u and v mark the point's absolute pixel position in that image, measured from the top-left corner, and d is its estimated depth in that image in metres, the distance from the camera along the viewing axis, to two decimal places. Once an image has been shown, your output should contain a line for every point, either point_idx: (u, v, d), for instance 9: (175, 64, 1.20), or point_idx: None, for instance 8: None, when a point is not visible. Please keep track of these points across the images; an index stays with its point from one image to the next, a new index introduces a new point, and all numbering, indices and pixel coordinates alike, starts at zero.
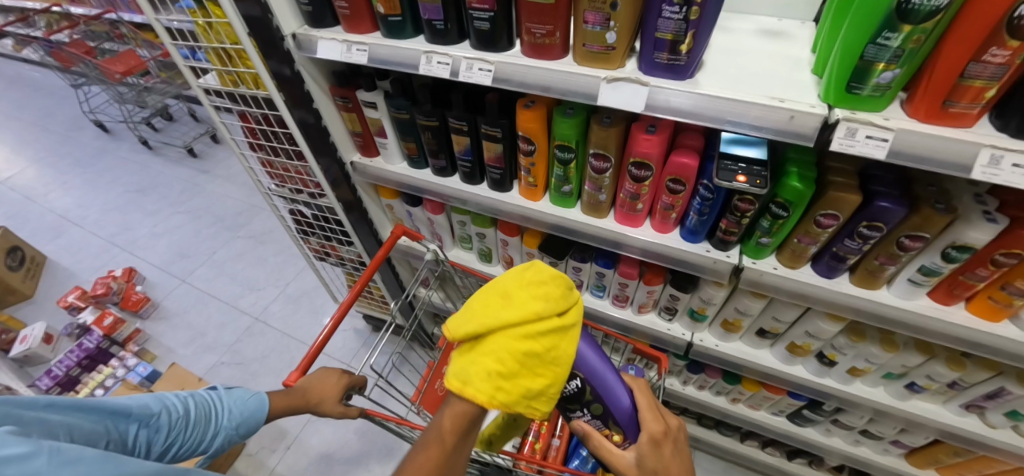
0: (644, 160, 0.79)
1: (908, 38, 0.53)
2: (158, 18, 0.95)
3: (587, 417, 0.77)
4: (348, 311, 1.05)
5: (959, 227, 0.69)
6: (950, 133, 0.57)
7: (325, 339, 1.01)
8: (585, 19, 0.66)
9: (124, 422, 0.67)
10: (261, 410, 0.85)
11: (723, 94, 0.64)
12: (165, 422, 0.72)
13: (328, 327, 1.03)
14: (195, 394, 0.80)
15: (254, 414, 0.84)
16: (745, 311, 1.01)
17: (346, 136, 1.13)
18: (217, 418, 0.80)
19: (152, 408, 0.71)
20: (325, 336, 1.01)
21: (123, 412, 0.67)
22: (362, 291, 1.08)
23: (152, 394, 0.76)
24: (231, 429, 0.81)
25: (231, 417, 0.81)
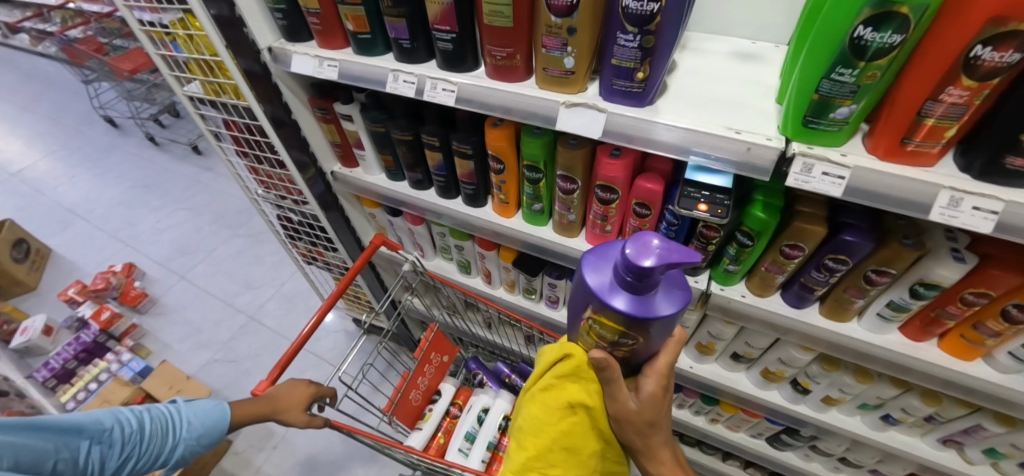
0: (609, 184, 0.78)
1: (862, 74, 0.51)
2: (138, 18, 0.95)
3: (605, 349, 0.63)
4: (330, 310, 1.07)
5: (928, 263, 0.67)
6: (908, 172, 0.55)
7: (307, 335, 1.03)
8: (544, 43, 0.65)
9: (74, 439, 0.70)
10: (224, 419, 0.86)
11: (681, 124, 0.63)
12: (120, 436, 0.75)
13: (311, 323, 1.05)
14: (154, 408, 0.82)
15: (216, 425, 0.85)
16: (717, 336, 1.00)
17: (326, 147, 1.14)
18: (176, 431, 0.81)
19: (105, 423, 0.74)
20: (308, 331, 1.04)
21: (74, 429, 0.71)
22: (343, 292, 1.09)
23: (108, 408, 0.78)
24: (192, 439, 0.82)
25: (191, 427, 0.82)
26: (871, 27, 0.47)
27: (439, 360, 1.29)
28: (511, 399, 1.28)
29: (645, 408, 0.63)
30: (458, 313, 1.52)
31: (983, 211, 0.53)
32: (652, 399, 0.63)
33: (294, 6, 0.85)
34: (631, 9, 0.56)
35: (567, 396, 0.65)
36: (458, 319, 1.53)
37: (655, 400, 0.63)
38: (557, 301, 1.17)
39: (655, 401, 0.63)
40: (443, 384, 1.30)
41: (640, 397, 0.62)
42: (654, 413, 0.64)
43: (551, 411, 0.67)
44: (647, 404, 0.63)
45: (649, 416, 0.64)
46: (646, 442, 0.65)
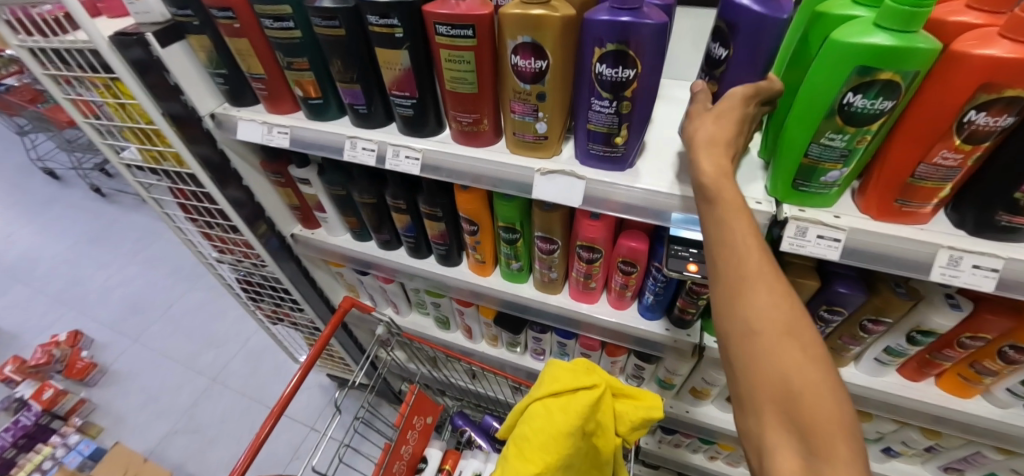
0: (591, 244, 0.73)
1: (853, 138, 0.48)
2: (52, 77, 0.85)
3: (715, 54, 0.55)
4: (310, 372, 1.04)
5: (924, 311, 0.65)
6: (903, 232, 0.53)
7: (289, 396, 1.03)
8: (513, 109, 0.60)
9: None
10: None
11: (664, 189, 0.59)
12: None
13: (295, 379, 1.03)
14: None
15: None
16: (711, 382, 0.96)
17: (284, 209, 1.06)
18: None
19: None
20: (291, 391, 1.03)
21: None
22: (321, 352, 1.05)
23: None
24: None
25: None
26: (860, 93, 0.45)
27: (423, 423, 1.20)
28: None
29: (744, 286, 0.42)
30: (439, 367, 1.41)
31: (984, 270, 0.51)
32: (777, 321, 0.40)
33: (236, 70, 0.78)
34: (605, 75, 0.52)
35: (594, 390, 0.78)
36: (440, 372, 1.43)
37: (762, 285, 0.41)
38: (543, 353, 1.11)
39: (759, 271, 0.41)
40: (428, 448, 1.22)
41: (734, 265, 0.43)
42: (767, 318, 0.40)
43: (580, 404, 0.77)
44: (749, 279, 0.42)
45: (750, 304, 0.41)
46: (759, 365, 0.39)
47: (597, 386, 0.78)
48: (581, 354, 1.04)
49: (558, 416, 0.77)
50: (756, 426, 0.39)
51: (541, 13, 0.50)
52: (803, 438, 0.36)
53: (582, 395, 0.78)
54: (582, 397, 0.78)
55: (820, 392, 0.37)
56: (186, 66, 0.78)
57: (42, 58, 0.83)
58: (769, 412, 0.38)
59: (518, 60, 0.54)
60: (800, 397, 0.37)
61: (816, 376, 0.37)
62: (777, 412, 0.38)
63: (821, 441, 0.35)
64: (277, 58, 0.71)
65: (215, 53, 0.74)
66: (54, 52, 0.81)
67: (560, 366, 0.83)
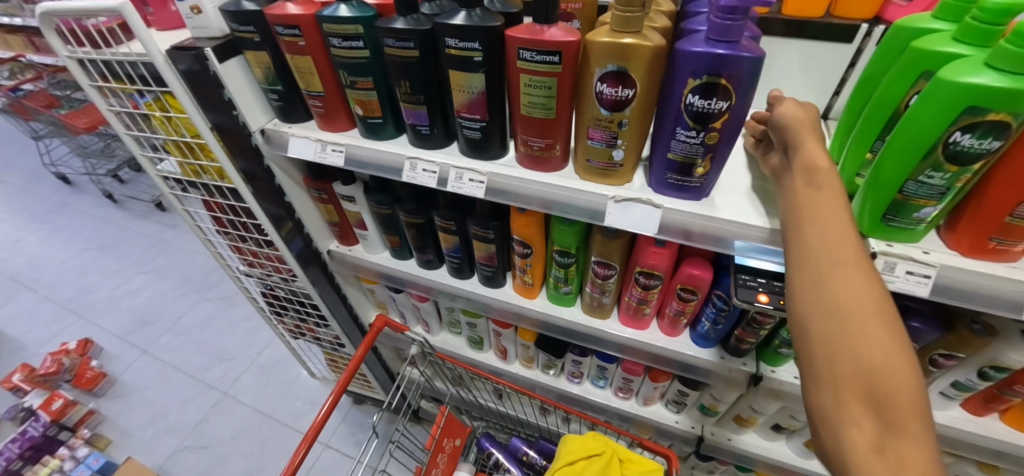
0: (652, 271, 0.72)
1: (954, 177, 0.47)
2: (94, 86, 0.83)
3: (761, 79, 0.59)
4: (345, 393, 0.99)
5: (999, 347, 0.63)
6: (997, 271, 0.51)
7: (323, 419, 0.96)
8: (589, 135, 0.59)
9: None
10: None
11: (744, 220, 0.58)
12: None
13: (335, 389, 0.99)
14: None
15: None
16: (759, 410, 0.93)
17: (322, 224, 1.04)
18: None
19: None
20: (324, 415, 0.96)
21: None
22: (353, 376, 1.01)
23: None
24: None
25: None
26: (968, 133, 0.44)
27: (452, 445, 1.16)
28: None
29: (821, 221, 0.44)
30: (465, 385, 1.38)
31: None
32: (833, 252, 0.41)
33: (291, 88, 0.77)
34: (694, 106, 0.51)
35: (604, 457, 0.92)
36: (465, 390, 1.39)
37: (822, 223, 0.43)
38: (579, 376, 1.09)
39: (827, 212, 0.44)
40: (456, 472, 1.18)
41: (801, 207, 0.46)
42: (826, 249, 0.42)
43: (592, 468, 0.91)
44: (825, 216, 0.44)
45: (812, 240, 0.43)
46: (816, 294, 0.41)
47: (604, 452, 0.92)
48: (621, 379, 1.02)
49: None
50: (815, 358, 0.40)
51: (632, 42, 0.49)
52: (863, 363, 0.37)
53: (595, 461, 0.92)
54: (595, 462, 0.91)
55: (872, 313, 0.38)
56: (241, 81, 0.77)
57: (92, 70, 0.82)
58: (827, 338, 0.39)
59: (603, 88, 0.53)
60: (864, 324, 0.38)
61: (868, 296, 0.39)
62: (838, 340, 0.39)
63: (872, 354, 0.37)
64: (339, 77, 0.70)
65: (272, 70, 0.73)
66: (105, 64, 0.80)
67: (576, 438, 0.97)
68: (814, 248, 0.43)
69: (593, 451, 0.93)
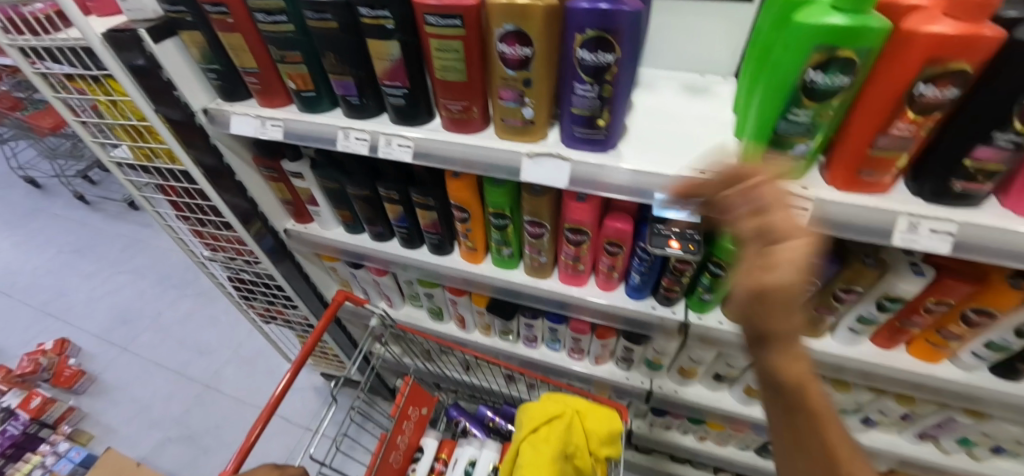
0: (579, 226, 0.77)
1: (816, 113, 0.52)
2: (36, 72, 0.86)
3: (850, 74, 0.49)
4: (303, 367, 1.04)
5: (890, 279, 0.69)
6: (866, 201, 0.57)
7: (282, 394, 1.01)
8: (500, 95, 0.63)
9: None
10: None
11: (647, 168, 0.62)
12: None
13: (293, 365, 1.04)
14: None
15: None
16: (698, 360, 0.99)
17: (276, 203, 1.07)
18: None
19: None
20: (282, 391, 1.01)
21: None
22: (313, 349, 1.06)
23: None
24: None
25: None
26: (821, 70, 0.49)
27: (418, 413, 1.20)
28: (500, 447, 1.16)
29: (779, 313, 0.39)
30: (434, 359, 1.42)
31: (940, 233, 0.55)
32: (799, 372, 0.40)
33: (229, 66, 0.79)
34: (586, 60, 0.55)
35: (565, 415, 0.89)
36: (435, 364, 1.43)
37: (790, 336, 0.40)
38: (535, 340, 1.14)
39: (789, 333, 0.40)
40: (424, 439, 1.22)
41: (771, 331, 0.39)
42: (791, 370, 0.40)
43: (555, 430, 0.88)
44: (781, 319, 0.39)
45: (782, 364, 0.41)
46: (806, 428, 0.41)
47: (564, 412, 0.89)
48: (572, 340, 1.08)
49: (542, 445, 0.87)
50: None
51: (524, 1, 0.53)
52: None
53: (556, 423, 0.89)
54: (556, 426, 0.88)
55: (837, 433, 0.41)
56: (179, 62, 0.79)
57: (34, 58, 0.84)
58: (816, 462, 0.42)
59: (504, 48, 0.57)
60: (810, 428, 0.41)
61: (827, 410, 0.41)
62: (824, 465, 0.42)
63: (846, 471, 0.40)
64: (270, 53, 0.73)
65: (208, 49, 0.76)
66: (46, 51, 0.82)
67: (533, 404, 0.93)
68: (775, 367, 0.40)
69: (553, 412, 0.90)
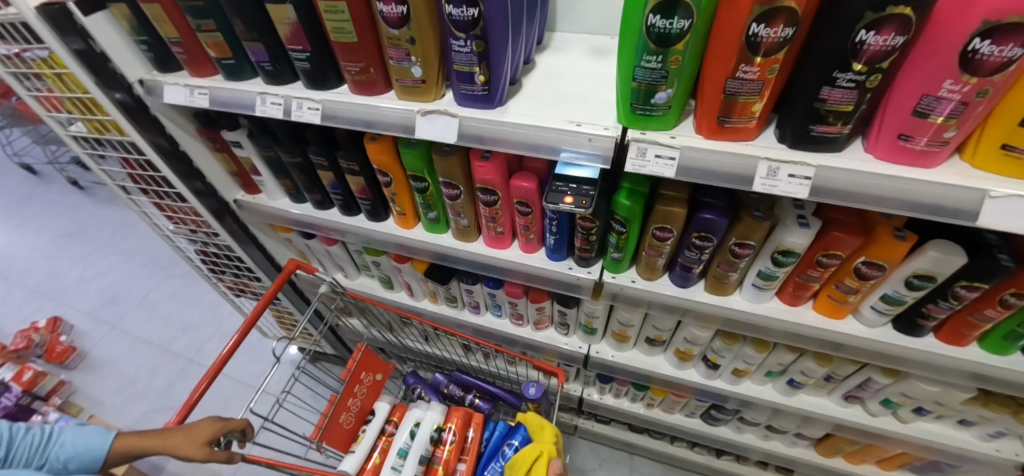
0: (488, 186, 0.80)
1: (667, 59, 0.54)
2: None
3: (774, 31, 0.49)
4: (253, 329, 1.09)
5: (779, 232, 0.71)
6: (729, 148, 0.59)
7: (228, 355, 1.05)
8: (390, 55, 0.66)
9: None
10: (100, 447, 0.85)
11: (528, 121, 0.64)
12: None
13: (238, 331, 1.07)
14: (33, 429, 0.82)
15: (88, 451, 0.84)
16: (627, 323, 1.02)
17: (226, 175, 1.12)
18: (47, 452, 0.81)
19: None
20: (229, 352, 1.06)
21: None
22: (268, 305, 1.11)
23: None
24: (60, 461, 0.82)
25: (61, 450, 0.82)
26: (661, 15, 0.51)
27: (371, 379, 1.25)
28: (443, 409, 1.22)
29: None
30: (394, 330, 1.47)
31: (798, 178, 0.57)
32: None
33: (158, 38, 0.84)
34: (455, 16, 0.57)
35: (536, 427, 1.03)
36: (395, 335, 1.48)
37: None
38: (479, 307, 1.18)
39: None
40: (377, 404, 1.27)
41: None
42: None
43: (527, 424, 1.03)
44: None
45: None
46: None
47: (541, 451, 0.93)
48: (510, 305, 1.11)
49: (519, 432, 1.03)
50: None
51: None
52: None
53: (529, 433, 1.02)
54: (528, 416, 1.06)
55: None
56: (111, 34, 0.83)
57: None
58: None
59: (383, 7, 0.60)
60: None
61: None
62: None
63: None
64: (189, 22, 0.77)
65: (135, 20, 0.80)
66: None
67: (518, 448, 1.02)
68: None
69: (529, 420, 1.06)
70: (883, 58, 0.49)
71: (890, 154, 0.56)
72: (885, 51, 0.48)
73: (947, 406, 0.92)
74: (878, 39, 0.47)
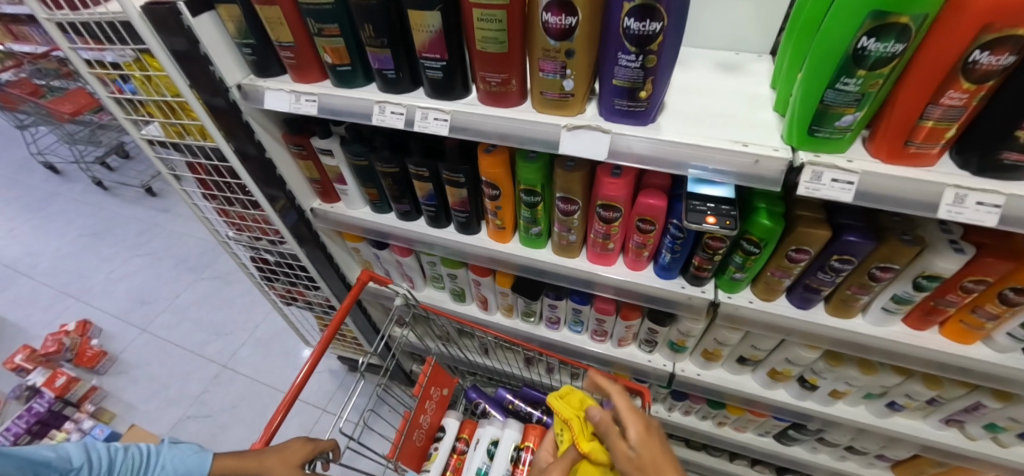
0: (611, 203, 0.77)
1: (866, 82, 0.52)
2: (74, 48, 0.87)
3: (996, 58, 0.47)
4: (324, 355, 1.02)
5: (928, 256, 0.68)
6: (911, 174, 0.57)
7: (302, 383, 0.99)
8: (540, 67, 0.63)
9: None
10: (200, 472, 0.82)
11: (687, 139, 0.62)
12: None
13: (306, 366, 1.00)
14: (132, 450, 0.79)
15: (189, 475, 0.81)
16: (724, 342, 0.99)
17: (303, 182, 1.08)
18: (150, 475, 0.78)
19: (73, 461, 0.74)
20: (301, 381, 0.99)
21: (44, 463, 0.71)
22: (336, 332, 1.06)
23: (80, 442, 0.77)
24: None
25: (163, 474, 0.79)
26: (874, 37, 0.49)
27: (440, 394, 1.20)
28: (520, 427, 1.18)
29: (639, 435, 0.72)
30: (453, 342, 1.44)
31: (987, 206, 0.55)
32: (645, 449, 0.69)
33: (264, 41, 0.80)
34: (632, 29, 0.55)
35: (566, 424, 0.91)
36: (454, 347, 1.44)
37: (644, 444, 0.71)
38: (557, 322, 1.15)
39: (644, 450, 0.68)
40: (445, 419, 1.22)
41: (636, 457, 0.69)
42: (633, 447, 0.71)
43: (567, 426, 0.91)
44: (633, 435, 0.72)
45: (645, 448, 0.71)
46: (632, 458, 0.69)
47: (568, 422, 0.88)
48: (595, 321, 1.08)
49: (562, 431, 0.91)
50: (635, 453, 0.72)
51: None
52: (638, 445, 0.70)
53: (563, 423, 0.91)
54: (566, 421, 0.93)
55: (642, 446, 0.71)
56: (215, 36, 0.80)
57: (71, 33, 0.85)
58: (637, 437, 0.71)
59: (548, 17, 0.57)
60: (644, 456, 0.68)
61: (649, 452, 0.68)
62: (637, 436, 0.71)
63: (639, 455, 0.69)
64: (307, 26, 0.73)
65: (244, 24, 0.77)
66: (83, 26, 0.83)
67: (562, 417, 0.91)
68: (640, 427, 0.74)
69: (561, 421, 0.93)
70: None
71: None
72: None
73: None
74: None
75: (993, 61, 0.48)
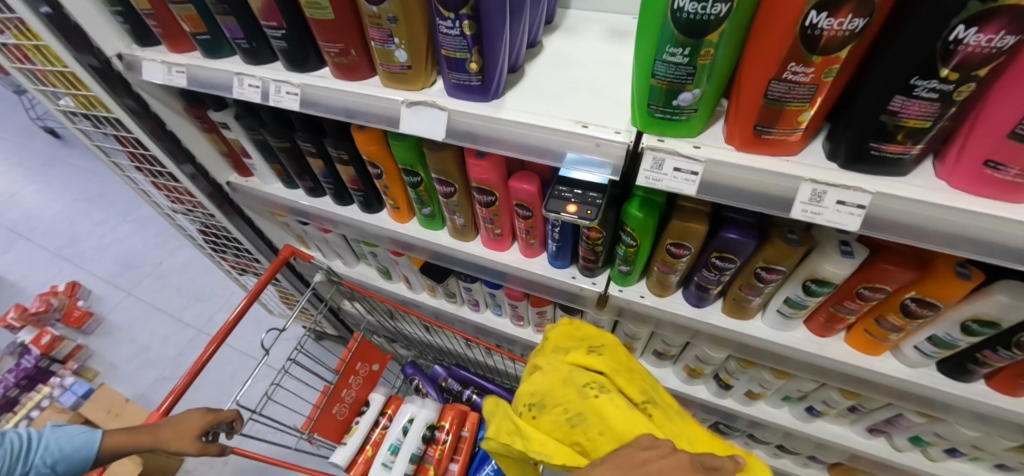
0: (483, 186, 0.71)
1: (694, 53, 0.44)
2: None
3: (836, 22, 0.38)
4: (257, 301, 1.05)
5: (816, 258, 0.61)
6: (763, 166, 0.50)
7: (235, 323, 1.04)
8: (371, 36, 0.57)
9: None
10: (89, 447, 0.86)
11: (525, 119, 0.56)
12: None
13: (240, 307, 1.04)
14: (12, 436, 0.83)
15: (78, 451, 0.86)
16: (634, 335, 0.95)
17: (216, 156, 1.06)
18: (31, 456, 0.83)
19: None
20: (234, 321, 1.04)
21: None
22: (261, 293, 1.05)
23: None
24: (47, 466, 0.83)
25: (45, 454, 0.83)
26: None
27: (368, 369, 1.21)
28: (436, 407, 1.19)
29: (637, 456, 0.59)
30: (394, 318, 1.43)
31: (848, 206, 0.48)
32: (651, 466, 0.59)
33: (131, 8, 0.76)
34: None
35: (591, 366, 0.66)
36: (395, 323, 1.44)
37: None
38: (478, 304, 1.12)
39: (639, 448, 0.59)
40: (372, 395, 1.22)
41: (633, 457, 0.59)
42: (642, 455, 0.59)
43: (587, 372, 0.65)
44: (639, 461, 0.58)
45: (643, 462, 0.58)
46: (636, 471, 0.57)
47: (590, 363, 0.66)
48: (510, 305, 1.04)
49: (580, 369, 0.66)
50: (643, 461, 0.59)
51: None
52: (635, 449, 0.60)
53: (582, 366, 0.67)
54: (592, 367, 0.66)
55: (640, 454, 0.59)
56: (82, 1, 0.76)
57: None
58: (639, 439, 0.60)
59: None
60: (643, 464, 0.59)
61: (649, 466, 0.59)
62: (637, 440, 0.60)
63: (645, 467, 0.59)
64: None
65: None
66: None
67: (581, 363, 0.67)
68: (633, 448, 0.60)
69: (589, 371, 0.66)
70: (981, 64, 0.37)
71: (968, 182, 0.46)
72: (988, 56, 0.36)
73: (985, 451, 0.80)
74: (979, 39, 0.35)
75: (834, 26, 0.38)
